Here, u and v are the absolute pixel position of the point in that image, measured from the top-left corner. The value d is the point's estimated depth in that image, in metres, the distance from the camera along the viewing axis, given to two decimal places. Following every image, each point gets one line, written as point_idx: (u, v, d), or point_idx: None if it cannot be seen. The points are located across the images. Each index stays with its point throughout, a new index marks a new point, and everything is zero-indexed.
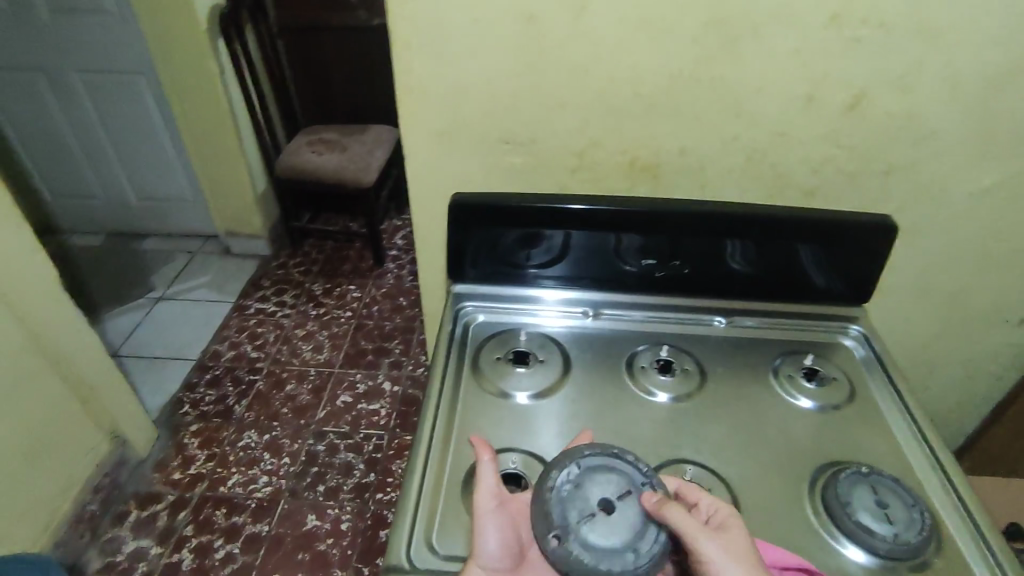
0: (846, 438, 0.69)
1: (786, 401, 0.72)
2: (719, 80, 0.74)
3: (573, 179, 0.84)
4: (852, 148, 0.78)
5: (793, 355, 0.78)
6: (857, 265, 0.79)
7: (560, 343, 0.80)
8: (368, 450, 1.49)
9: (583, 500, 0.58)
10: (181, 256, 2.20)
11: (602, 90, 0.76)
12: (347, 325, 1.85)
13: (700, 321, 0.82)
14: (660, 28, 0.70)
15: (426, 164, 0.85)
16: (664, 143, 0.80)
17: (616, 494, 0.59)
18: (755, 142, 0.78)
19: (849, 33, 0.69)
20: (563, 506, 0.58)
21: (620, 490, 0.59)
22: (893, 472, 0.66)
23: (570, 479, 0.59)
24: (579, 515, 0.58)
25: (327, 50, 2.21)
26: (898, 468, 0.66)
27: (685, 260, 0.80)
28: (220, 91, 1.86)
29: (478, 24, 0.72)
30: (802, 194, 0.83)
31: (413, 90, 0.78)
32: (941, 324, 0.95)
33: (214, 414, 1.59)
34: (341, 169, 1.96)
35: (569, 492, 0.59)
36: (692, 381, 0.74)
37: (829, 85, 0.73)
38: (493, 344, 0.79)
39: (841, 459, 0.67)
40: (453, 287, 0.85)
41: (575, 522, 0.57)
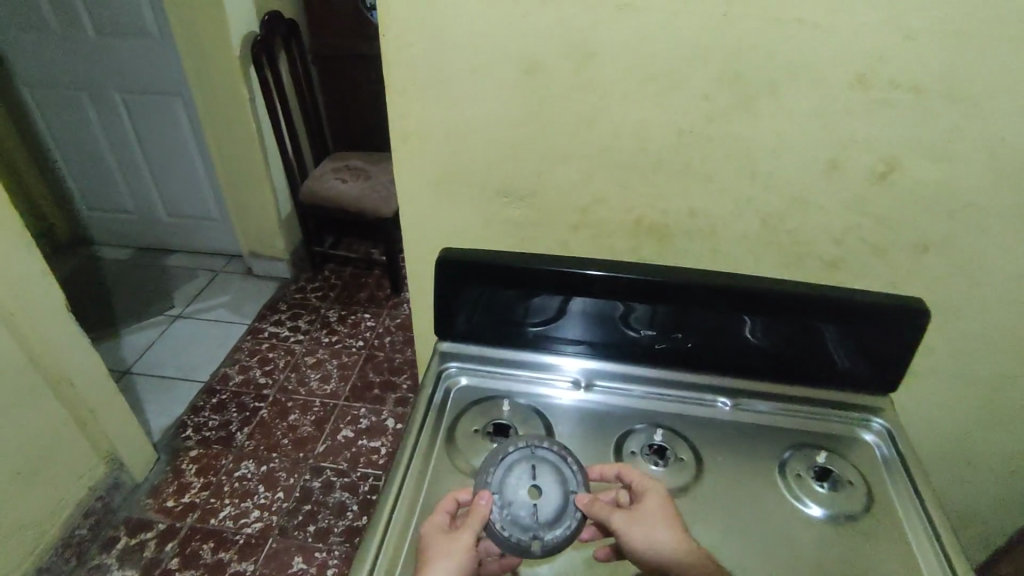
0: (858, 557, 0.60)
1: (791, 505, 0.64)
2: (733, 139, 0.67)
3: (573, 235, 0.79)
4: (879, 220, 0.69)
5: (803, 450, 0.69)
6: (886, 351, 0.71)
7: (545, 417, 0.74)
8: (363, 490, 1.44)
9: (523, 507, 0.59)
10: (204, 274, 2.24)
11: (607, 143, 0.70)
12: (357, 355, 1.83)
13: (703, 401, 0.75)
14: (670, 84, 0.65)
15: (420, 212, 0.81)
16: (673, 203, 0.74)
17: (530, 476, 0.61)
18: (774, 207, 0.71)
19: (881, 95, 0.61)
20: (512, 516, 0.58)
21: (529, 473, 0.62)
22: None
23: (501, 503, 0.59)
24: (529, 511, 0.59)
25: (361, 79, 2.26)
26: None
27: (689, 334, 0.73)
28: (251, 116, 1.89)
29: (477, 72, 0.68)
30: (824, 266, 0.75)
31: (409, 137, 0.74)
32: (983, 415, 0.85)
33: (215, 440, 1.57)
34: (365, 197, 1.95)
35: (507, 510, 0.59)
36: (687, 473, 0.66)
37: (853, 152, 0.65)
38: (476, 413, 0.74)
39: None
40: (439, 344, 0.81)
41: (535, 522, 0.58)
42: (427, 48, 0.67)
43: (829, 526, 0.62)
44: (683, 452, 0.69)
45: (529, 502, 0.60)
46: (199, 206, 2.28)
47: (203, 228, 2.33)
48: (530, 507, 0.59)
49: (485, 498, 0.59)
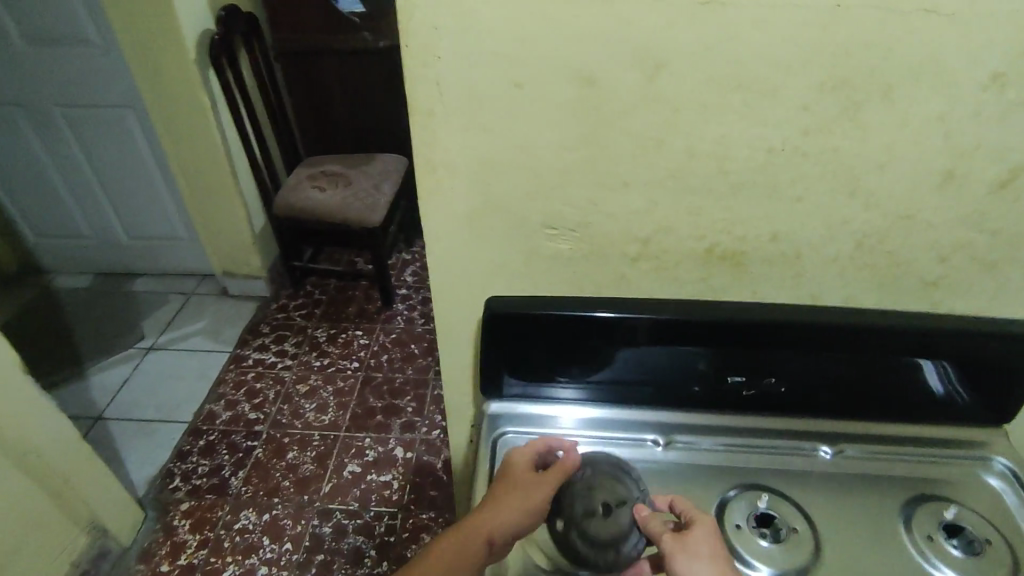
0: None
1: (921, 573, 0.56)
2: (832, 153, 0.57)
3: (633, 268, 0.67)
4: (996, 233, 0.61)
5: (926, 502, 0.62)
6: (1004, 383, 0.63)
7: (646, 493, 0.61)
8: (379, 532, 1.43)
9: (584, 502, 0.59)
10: (175, 298, 2.15)
11: (679, 164, 0.59)
12: (353, 379, 1.82)
13: (799, 450, 0.67)
14: (761, 92, 0.53)
15: (448, 253, 0.68)
16: (754, 227, 0.63)
17: (616, 499, 0.59)
18: (871, 226, 0.61)
19: (1015, 94, 0.52)
20: (574, 499, 0.60)
21: (624, 495, 0.60)
22: None
23: (585, 478, 0.61)
24: (582, 509, 0.59)
25: (330, 75, 2.10)
26: None
27: (783, 376, 0.65)
28: (214, 127, 1.81)
29: (523, 88, 0.55)
30: (922, 285, 0.65)
31: (433, 169, 0.61)
32: None
33: (208, 488, 1.54)
34: (347, 205, 1.90)
35: (580, 487, 0.60)
36: (802, 548, 0.58)
37: (976, 158, 0.56)
38: None
39: None
40: (488, 406, 0.72)
41: (576, 516, 0.59)
42: (457, 63, 0.54)
43: None
44: (794, 521, 0.60)
45: (595, 504, 0.59)
46: (164, 225, 2.14)
47: (169, 249, 2.19)
48: (591, 508, 0.59)
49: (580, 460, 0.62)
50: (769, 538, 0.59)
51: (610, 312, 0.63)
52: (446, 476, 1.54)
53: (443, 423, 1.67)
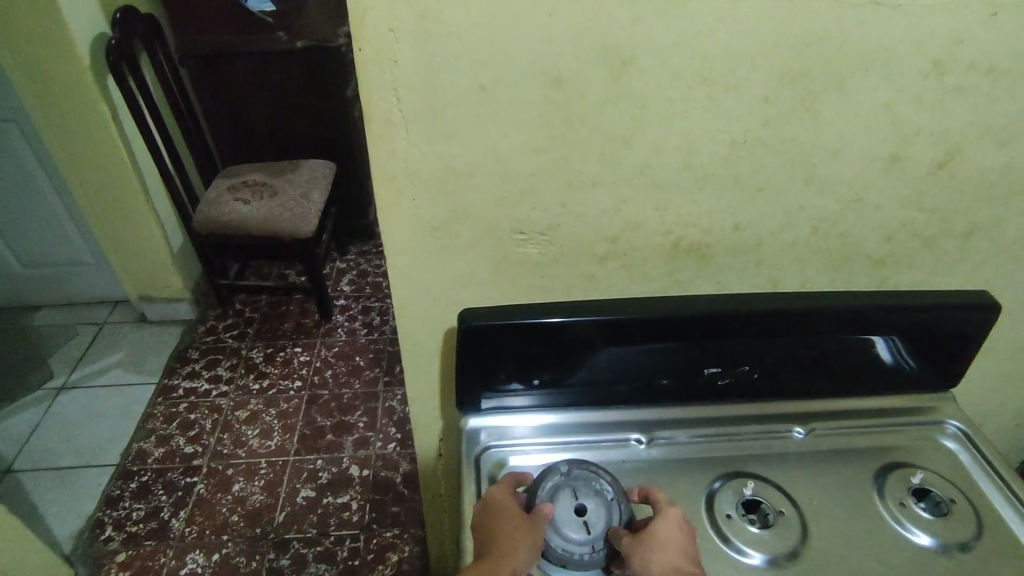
0: None
1: (899, 539, 0.60)
2: (791, 143, 0.58)
3: (601, 268, 0.66)
4: (934, 211, 0.64)
5: (894, 470, 0.65)
6: (953, 351, 0.68)
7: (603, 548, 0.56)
8: (342, 557, 1.37)
9: (574, 494, 0.58)
10: (86, 329, 1.98)
11: (646, 162, 0.58)
12: (298, 399, 1.74)
13: (776, 433, 0.69)
14: (724, 86, 0.54)
15: (409, 266, 0.65)
16: (717, 219, 0.63)
17: (585, 522, 0.57)
18: (825, 211, 0.63)
19: (953, 80, 0.55)
20: (573, 484, 0.59)
21: (591, 527, 0.57)
22: None
23: (600, 486, 0.59)
24: (570, 489, 0.58)
25: (243, 79, 1.98)
26: None
27: (756, 364, 0.67)
28: (118, 137, 1.66)
29: (487, 91, 0.53)
30: (871, 262, 0.68)
31: (392, 179, 0.58)
32: (1009, 385, 0.83)
33: (147, 534, 1.42)
34: (275, 217, 1.80)
35: (589, 485, 0.59)
36: (791, 530, 0.60)
37: (918, 142, 0.59)
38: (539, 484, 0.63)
39: None
40: (466, 421, 0.69)
41: (560, 484, 0.58)
42: (417, 67, 0.51)
43: (941, 557, 0.58)
44: (779, 504, 0.62)
45: (580, 500, 0.58)
46: (66, 251, 1.96)
47: (74, 275, 2.01)
48: (574, 498, 0.58)
49: (612, 482, 0.59)
50: (758, 523, 0.61)
51: (570, 316, 0.62)
52: (407, 490, 1.50)
53: (398, 435, 1.62)
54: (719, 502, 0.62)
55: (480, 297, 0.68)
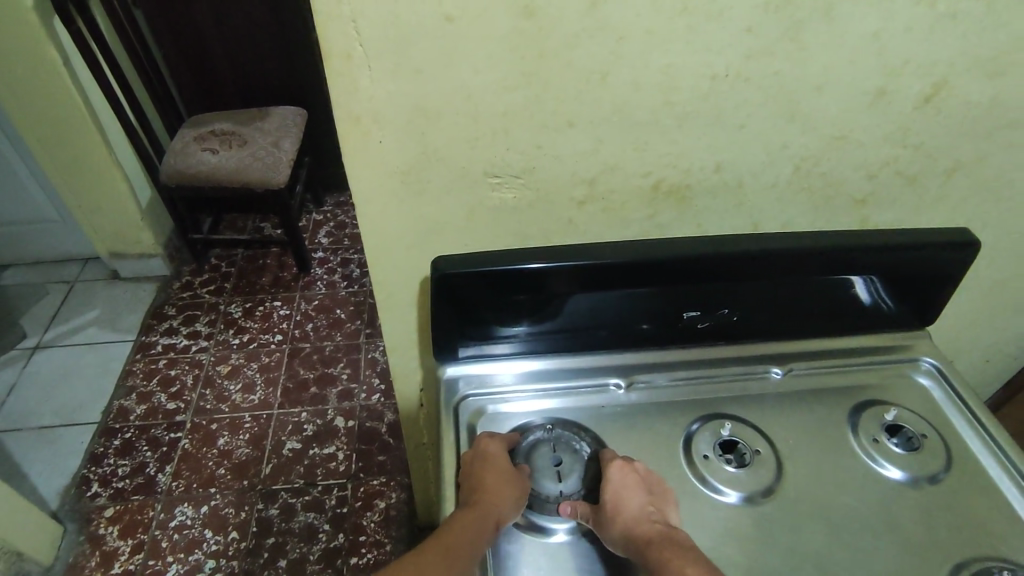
0: (931, 530, 0.58)
1: (871, 473, 0.61)
2: (774, 77, 0.55)
3: (579, 212, 0.64)
4: (918, 147, 0.63)
5: (869, 407, 0.66)
6: (930, 290, 0.68)
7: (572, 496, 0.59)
8: (331, 506, 1.39)
9: (553, 449, 0.62)
10: (56, 288, 1.93)
11: (624, 99, 0.56)
12: (279, 352, 1.72)
13: (754, 374, 0.69)
14: (705, 16, 0.51)
15: (378, 214, 0.62)
16: (698, 158, 0.61)
17: (560, 475, 0.60)
18: (808, 149, 0.61)
19: (944, 7, 0.53)
20: (555, 440, 0.63)
21: (562, 477, 0.60)
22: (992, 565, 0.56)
23: (579, 441, 0.63)
24: (551, 443, 0.62)
25: (202, 19, 1.87)
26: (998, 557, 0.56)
27: (735, 307, 0.67)
28: (72, 85, 1.58)
29: (453, 23, 0.49)
30: (852, 202, 0.67)
31: (356, 122, 0.54)
32: (983, 320, 0.84)
33: (133, 489, 1.43)
34: (246, 168, 1.73)
35: (569, 444, 0.62)
36: (767, 468, 0.61)
37: (905, 74, 0.57)
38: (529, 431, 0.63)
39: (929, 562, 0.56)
40: (444, 371, 0.69)
41: (543, 437, 0.63)
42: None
43: (910, 490, 0.60)
44: (755, 443, 0.63)
45: (558, 455, 0.62)
46: (28, 207, 1.88)
47: (39, 233, 1.94)
48: (553, 452, 0.62)
49: (593, 444, 0.63)
50: (734, 463, 0.61)
51: (544, 263, 0.60)
52: (392, 439, 1.51)
53: (382, 386, 1.63)
54: (699, 450, 0.62)
55: (454, 245, 0.66)
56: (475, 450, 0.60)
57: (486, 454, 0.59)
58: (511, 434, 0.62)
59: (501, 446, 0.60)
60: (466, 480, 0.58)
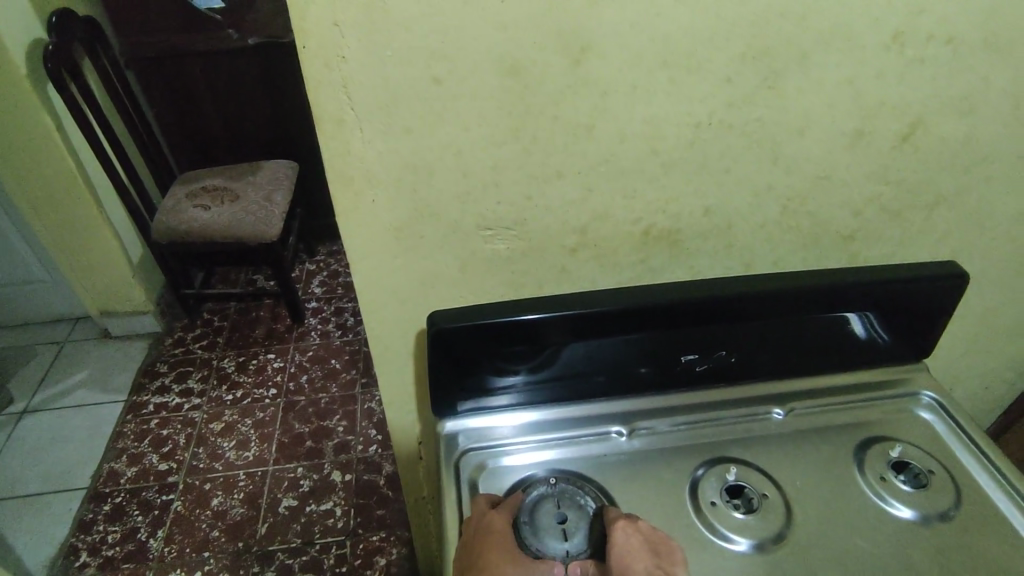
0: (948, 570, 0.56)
1: (881, 512, 0.60)
2: (756, 123, 0.57)
3: (571, 260, 0.65)
4: (899, 184, 0.64)
5: (874, 445, 0.66)
6: (924, 323, 0.68)
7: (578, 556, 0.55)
8: (329, 565, 1.34)
9: (555, 507, 0.59)
10: (46, 349, 1.91)
11: (611, 150, 0.57)
12: (273, 407, 1.70)
13: (756, 415, 0.69)
14: (685, 68, 0.53)
15: (372, 270, 0.62)
16: (686, 204, 0.62)
17: (565, 534, 0.57)
18: (793, 190, 0.63)
19: (914, 52, 0.55)
20: (557, 497, 0.60)
21: (566, 534, 0.57)
22: None
23: (585, 498, 0.60)
24: (555, 501, 0.59)
25: (194, 80, 1.91)
26: None
27: (733, 348, 0.67)
28: (64, 147, 1.60)
29: (441, 84, 0.51)
30: (840, 239, 0.68)
31: (348, 181, 0.55)
32: (977, 347, 0.84)
33: (124, 557, 1.38)
34: (238, 222, 1.74)
35: (571, 501, 0.60)
36: (776, 513, 0.60)
37: (881, 116, 0.58)
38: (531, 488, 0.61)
39: None
40: (443, 426, 0.68)
41: (545, 494, 0.60)
42: (367, 62, 0.49)
43: (922, 529, 0.59)
44: (763, 487, 0.62)
45: (561, 512, 0.58)
46: (19, 269, 1.88)
47: (30, 295, 1.93)
48: (555, 511, 0.58)
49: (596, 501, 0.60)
50: (742, 508, 0.60)
51: (539, 314, 0.60)
52: (391, 492, 1.48)
53: (379, 437, 1.60)
54: (707, 499, 0.61)
55: (449, 297, 0.66)
56: (477, 516, 0.59)
57: (488, 524, 0.57)
58: (511, 497, 0.60)
59: (501, 512, 0.58)
60: (468, 550, 0.56)
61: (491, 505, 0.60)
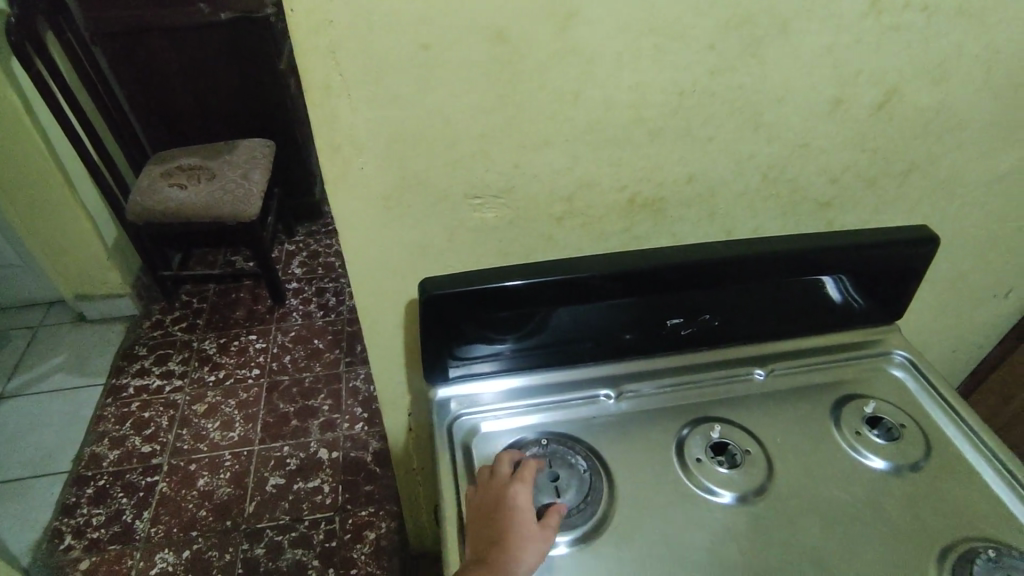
0: (919, 516, 0.60)
1: (856, 464, 0.63)
2: (739, 90, 0.58)
3: (559, 228, 0.66)
4: (874, 151, 0.66)
5: (849, 402, 0.69)
6: (897, 286, 0.71)
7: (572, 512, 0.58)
8: (319, 541, 1.36)
9: (549, 466, 0.61)
10: (19, 334, 1.87)
11: (597, 118, 0.58)
12: (257, 388, 1.69)
13: (738, 376, 0.71)
14: (670, 35, 0.54)
15: (362, 240, 0.63)
16: (671, 171, 0.63)
17: (559, 490, 0.59)
18: (774, 157, 0.64)
19: (890, 20, 0.56)
20: (551, 456, 0.62)
21: (559, 491, 0.59)
22: (977, 542, 0.58)
23: (576, 455, 0.63)
24: (548, 459, 0.62)
25: (164, 56, 1.86)
26: (981, 535, 0.59)
27: (716, 312, 0.69)
28: (32, 126, 1.55)
29: (430, 50, 0.51)
30: (817, 206, 0.70)
31: (337, 149, 0.55)
32: (946, 310, 0.88)
33: (110, 539, 1.37)
34: (216, 201, 1.71)
35: (564, 459, 0.62)
36: (759, 467, 0.63)
37: (858, 84, 0.60)
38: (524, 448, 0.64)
39: (919, 545, 0.58)
40: (435, 392, 0.69)
41: (537, 454, 0.62)
42: (355, 27, 0.48)
43: (894, 479, 0.62)
44: (745, 443, 0.64)
45: (554, 471, 0.61)
46: None
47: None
48: (549, 470, 0.61)
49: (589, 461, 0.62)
50: (726, 464, 0.63)
51: (528, 278, 0.61)
52: (379, 468, 1.49)
53: (365, 415, 1.61)
54: (693, 453, 0.63)
55: (439, 266, 0.66)
56: (497, 486, 0.58)
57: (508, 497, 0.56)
58: (528, 465, 0.59)
59: (522, 485, 0.57)
60: (487, 523, 0.56)
61: (511, 471, 0.60)
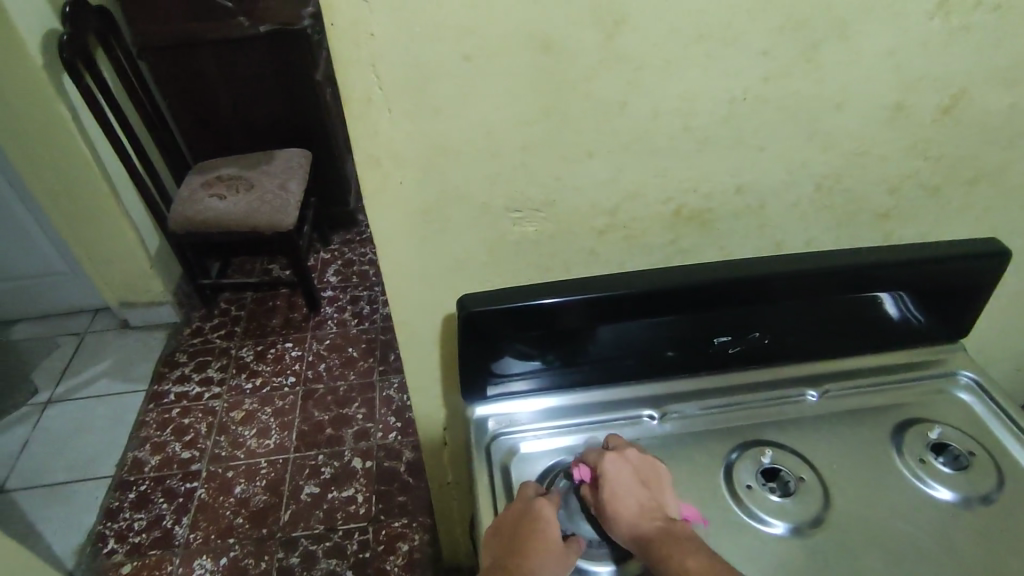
0: (991, 552, 0.55)
1: (920, 494, 0.59)
2: (793, 97, 0.55)
3: (601, 242, 0.63)
4: (939, 159, 0.62)
5: (912, 427, 0.65)
6: (963, 303, 0.66)
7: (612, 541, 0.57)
8: (353, 551, 1.36)
9: None
10: (68, 340, 1.93)
11: (643, 128, 0.55)
12: (293, 395, 1.71)
13: (790, 397, 0.68)
14: (722, 41, 0.51)
15: (400, 255, 0.62)
16: (719, 182, 0.61)
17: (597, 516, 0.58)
18: (830, 167, 0.61)
19: (958, 22, 0.53)
20: None
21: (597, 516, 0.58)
22: None
23: None
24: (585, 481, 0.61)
25: (206, 69, 1.90)
26: None
27: (767, 329, 0.66)
28: (82, 140, 1.61)
29: (472, 62, 0.49)
30: (875, 217, 0.66)
31: (377, 163, 0.54)
32: (1012, 326, 0.82)
33: (151, 544, 1.40)
34: (254, 211, 1.74)
35: None
36: (815, 496, 0.59)
37: (923, 88, 0.57)
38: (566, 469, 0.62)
39: None
40: (472, 411, 0.67)
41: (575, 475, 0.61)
42: (396, 39, 0.47)
43: (963, 511, 0.58)
44: (800, 470, 0.61)
45: None
46: (39, 261, 1.90)
47: (50, 287, 1.95)
48: None
49: None
50: (779, 491, 0.60)
51: (570, 296, 0.59)
52: (413, 479, 1.48)
53: (398, 424, 1.61)
54: (742, 479, 0.60)
55: (477, 282, 0.65)
56: (519, 505, 0.57)
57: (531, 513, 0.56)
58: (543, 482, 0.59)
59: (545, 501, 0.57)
60: (511, 539, 0.55)
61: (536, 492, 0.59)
